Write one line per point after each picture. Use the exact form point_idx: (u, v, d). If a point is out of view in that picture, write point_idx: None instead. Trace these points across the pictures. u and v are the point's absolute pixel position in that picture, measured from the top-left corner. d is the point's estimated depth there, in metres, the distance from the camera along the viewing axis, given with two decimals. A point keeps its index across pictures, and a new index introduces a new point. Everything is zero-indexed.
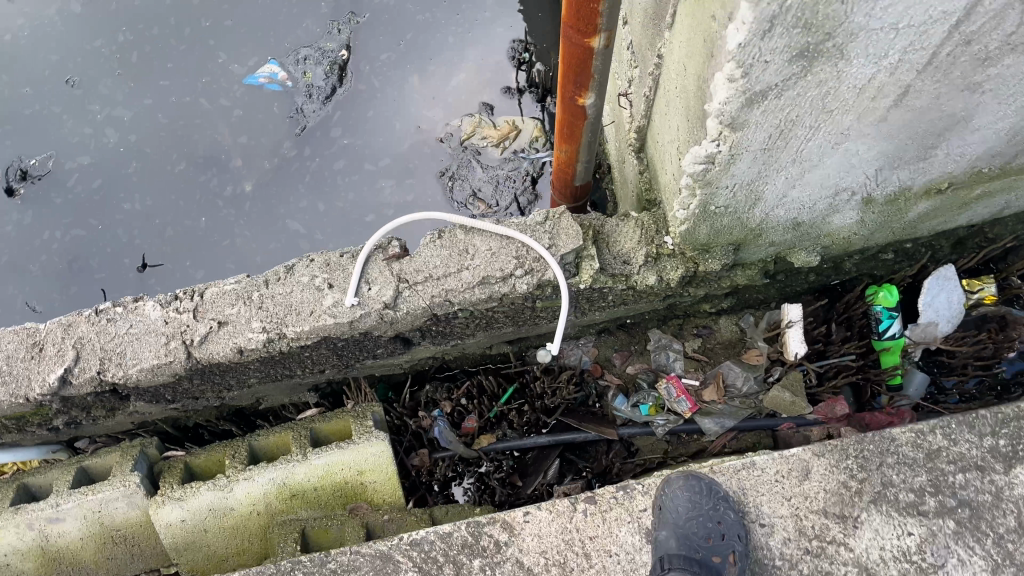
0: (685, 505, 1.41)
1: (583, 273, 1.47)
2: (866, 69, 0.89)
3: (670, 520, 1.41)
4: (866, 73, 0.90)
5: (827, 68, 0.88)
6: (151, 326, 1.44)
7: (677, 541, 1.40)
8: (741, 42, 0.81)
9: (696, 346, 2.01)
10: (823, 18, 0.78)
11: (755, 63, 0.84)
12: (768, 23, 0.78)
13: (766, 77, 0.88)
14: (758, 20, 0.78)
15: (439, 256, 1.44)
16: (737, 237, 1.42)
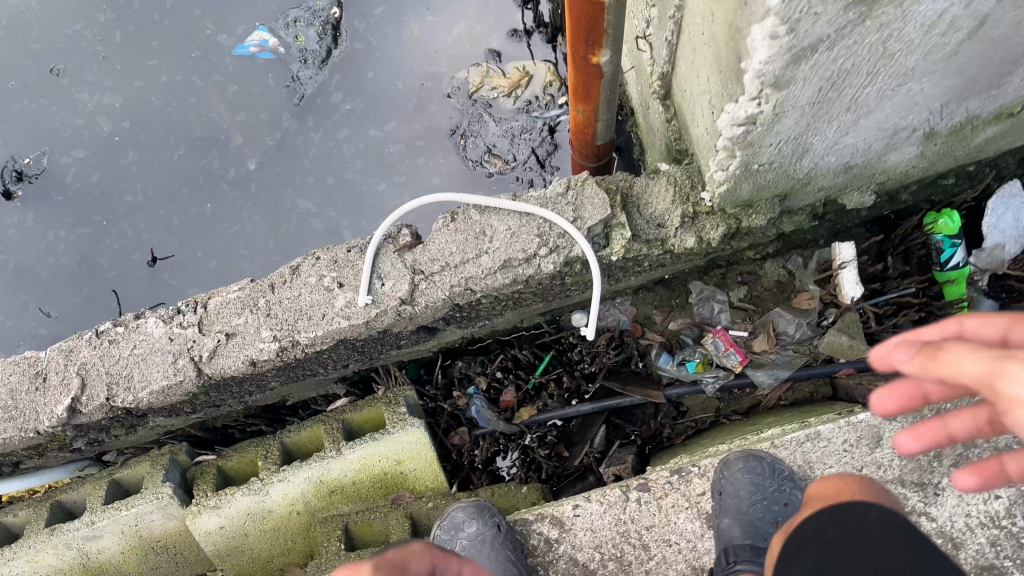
0: (750, 489, 1.32)
1: (614, 245, 1.34)
2: (936, 5, 0.74)
3: (733, 506, 1.31)
4: (936, 9, 0.75)
5: (890, 10, 0.72)
6: (156, 344, 1.35)
7: (741, 528, 1.29)
8: None
9: (742, 296, 1.87)
10: None
11: (802, 17, 0.70)
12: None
13: (816, 29, 0.73)
14: None
15: (454, 241, 1.31)
16: (783, 188, 1.27)
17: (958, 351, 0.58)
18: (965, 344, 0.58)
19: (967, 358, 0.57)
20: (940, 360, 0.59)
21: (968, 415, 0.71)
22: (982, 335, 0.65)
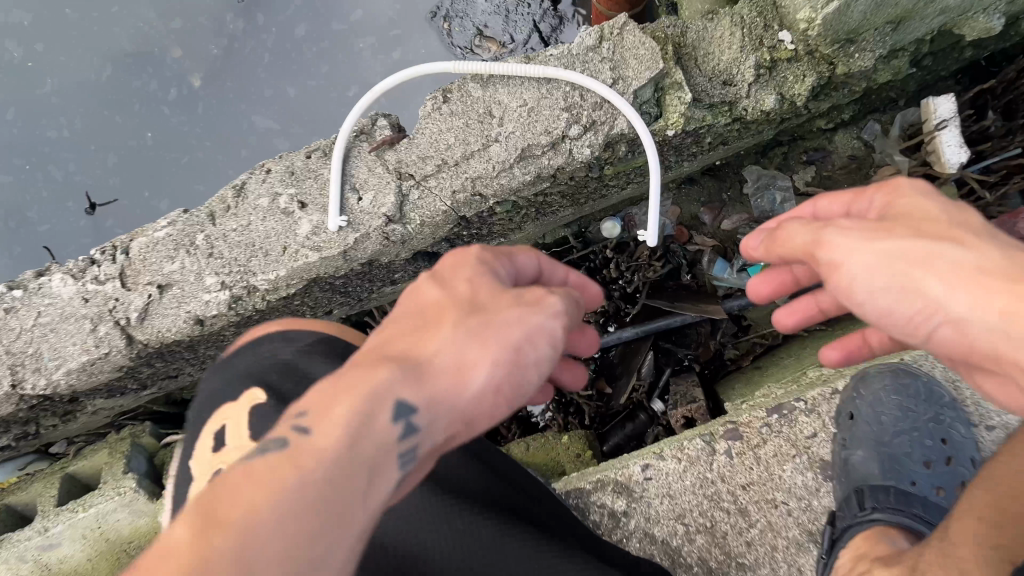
0: (889, 414, 1.01)
1: (671, 114, 0.99)
2: None
3: (867, 435, 1.00)
4: None
5: None
6: (66, 309, 1.00)
7: (879, 463, 0.98)
8: None
9: (810, 179, 1.50)
10: None
11: None
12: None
13: None
14: None
15: (452, 129, 0.96)
16: (902, 8, 0.90)
17: (788, 234, 0.69)
18: (841, 227, 0.65)
19: (853, 265, 0.63)
20: (768, 241, 0.72)
21: (839, 210, 0.74)
22: (868, 256, 0.63)
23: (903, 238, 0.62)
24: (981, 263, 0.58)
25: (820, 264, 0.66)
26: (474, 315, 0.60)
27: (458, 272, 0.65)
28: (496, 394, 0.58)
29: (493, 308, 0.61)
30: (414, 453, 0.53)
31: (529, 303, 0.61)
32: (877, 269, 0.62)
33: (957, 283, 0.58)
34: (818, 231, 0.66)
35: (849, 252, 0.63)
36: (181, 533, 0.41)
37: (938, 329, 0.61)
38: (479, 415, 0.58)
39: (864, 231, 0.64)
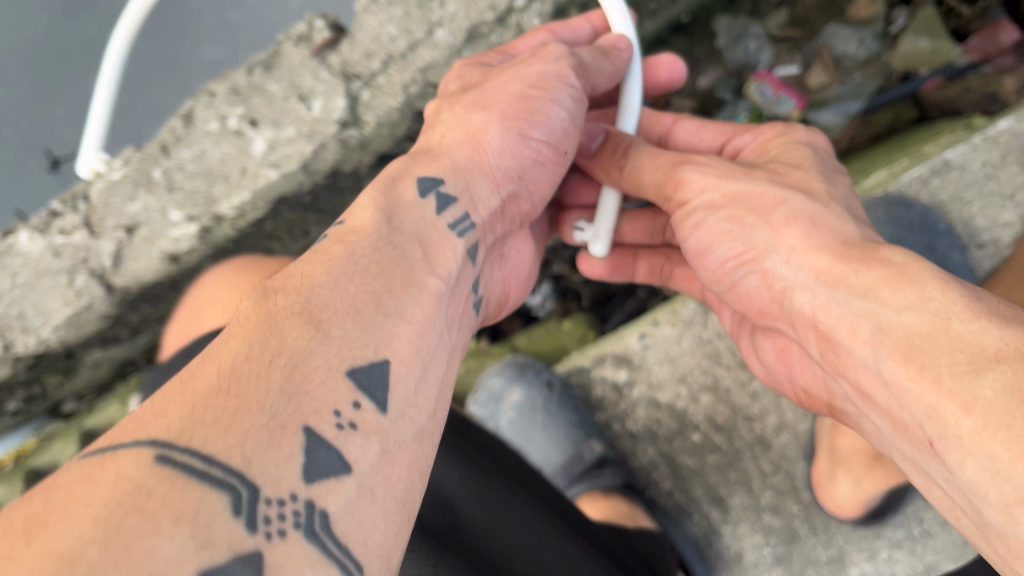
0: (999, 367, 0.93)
1: None
2: None
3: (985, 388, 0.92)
4: None
5: None
6: (39, 266, 0.99)
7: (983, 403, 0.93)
8: None
9: (782, 23, 1.46)
10: None
11: None
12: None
13: None
14: None
15: (393, 22, 0.91)
16: None
17: (643, 172, 0.80)
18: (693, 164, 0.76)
19: (708, 205, 0.74)
20: (625, 177, 0.83)
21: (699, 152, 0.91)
22: (717, 193, 0.74)
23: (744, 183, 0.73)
24: (779, 231, 0.67)
25: (679, 203, 0.78)
26: (487, 86, 0.79)
27: (456, 86, 0.84)
28: (530, 144, 0.75)
29: (487, 83, 0.79)
30: (468, 211, 0.68)
31: (534, 87, 0.77)
32: (724, 206, 0.73)
33: (715, 223, 0.74)
34: (678, 167, 0.77)
35: (706, 220, 0.74)
36: (238, 322, 0.45)
37: (753, 282, 0.70)
38: (536, 175, 0.77)
39: (717, 170, 0.75)
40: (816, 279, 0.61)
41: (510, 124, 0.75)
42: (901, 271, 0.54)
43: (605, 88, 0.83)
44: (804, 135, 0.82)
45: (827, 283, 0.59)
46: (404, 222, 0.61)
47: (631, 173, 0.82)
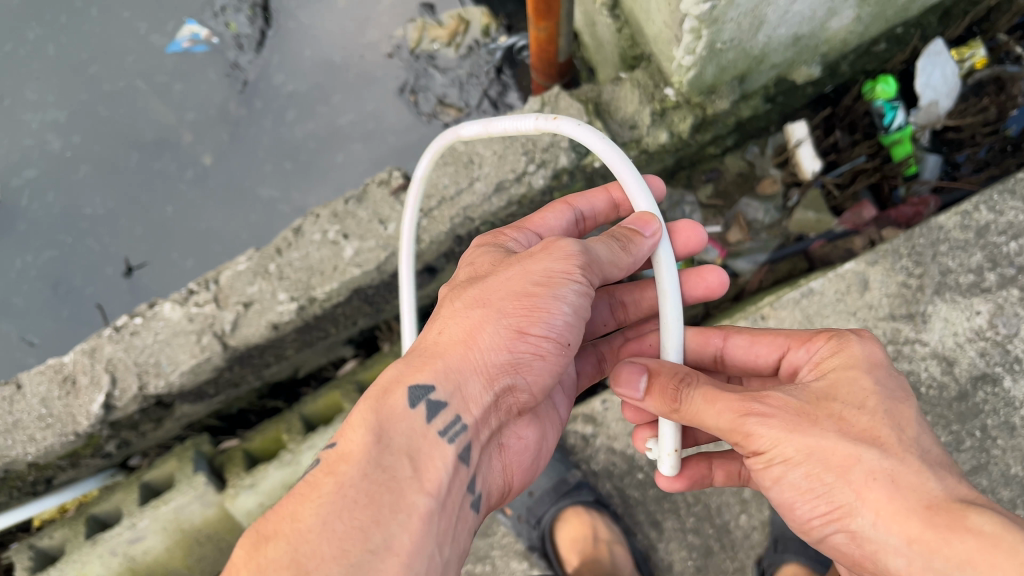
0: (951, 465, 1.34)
1: (595, 150, 1.41)
2: None
3: None
4: None
5: None
6: (176, 327, 1.38)
7: None
8: None
9: (710, 192, 1.98)
10: None
11: None
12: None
13: None
14: None
15: (446, 174, 1.36)
16: (740, 69, 1.37)
17: (702, 414, 1.00)
18: (762, 421, 0.95)
19: (787, 453, 0.94)
20: (682, 412, 1.02)
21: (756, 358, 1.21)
22: (798, 449, 0.93)
23: (811, 437, 0.93)
24: (864, 489, 0.89)
25: (754, 447, 0.97)
26: (492, 293, 1.07)
27: (470, 269, 1.16)
28: (524, 340, 1.05)
29: (491, 280, 1.10)
30: (458, 413, 1.02)
31: (536, 287, 1.06)
32: (800, 460, 0.93)
33: (800, 471, 0.93)
34: (736, 413, 0.96)
35: (791, 467, 0.94)
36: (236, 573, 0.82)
37: (840, 538, 0.93)
38: (531, 362, 1.08)
39: (780, 422, 0.95)
40: (906, 546, 0.85)
41: (506, 325, 1.05)
42: (995, 542, 0.79)
43: (618, 271, 1.12)
44: (858, 351, 1.02)
45: (922, 550, 0.84)
46: (394, 436, 0.97)
47: (699, 416, 1.00)
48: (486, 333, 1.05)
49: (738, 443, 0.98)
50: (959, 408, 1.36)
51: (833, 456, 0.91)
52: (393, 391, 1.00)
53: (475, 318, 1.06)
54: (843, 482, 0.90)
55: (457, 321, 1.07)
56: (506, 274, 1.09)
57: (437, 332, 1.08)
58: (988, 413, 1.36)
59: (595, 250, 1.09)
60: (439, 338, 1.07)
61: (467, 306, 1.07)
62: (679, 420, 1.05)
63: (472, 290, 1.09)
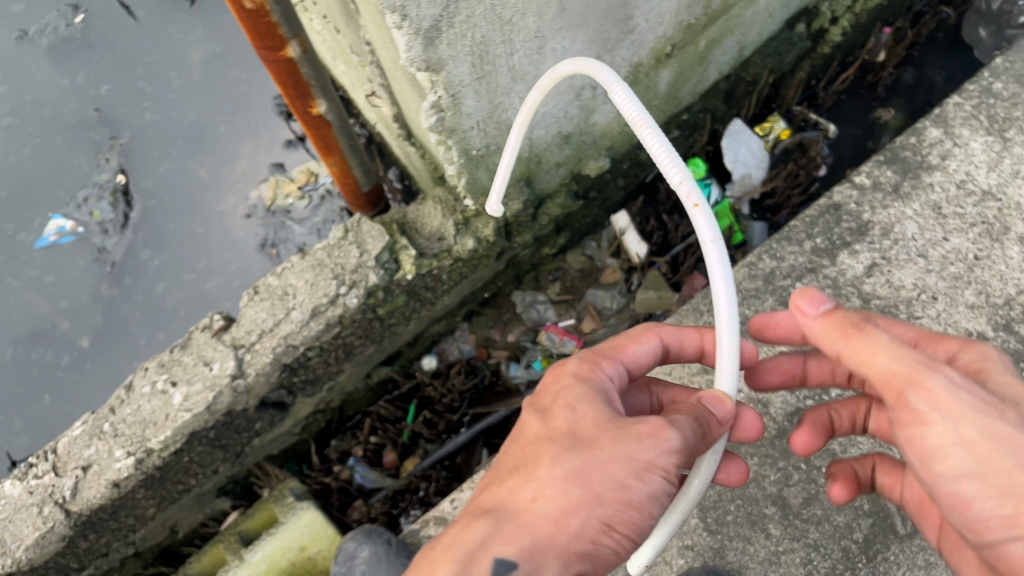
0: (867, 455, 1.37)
1: (405, 265, 1.50)
2: None
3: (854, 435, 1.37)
4: None
5: None
6: (19, 503, 1.42)
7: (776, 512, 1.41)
8: None
9: (558, 289, 2.11)
10: None
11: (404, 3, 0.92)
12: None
13: (425, 12, 0.95)
14: None
15: (264, 309, 1.45)
16: (520, 171, 1.51)
17: (877, 356, 0.87)
18: (948, 381, 0.84)
19: (954, 439, 0.82)
20: (853, 347, 0.90)
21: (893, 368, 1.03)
22: (965, 437, 0.82)
23: (984, 417, 0.82)
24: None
25: (911, 410, 0.85)
26: (590, 468, 0.83)
27: (560, 405, 0.90)
28: (611, 535, 0.83)
29: (593, 443, 0.85)
30: None
31: (638, 474, 0.82)
32: (950, 425, 0.82)
33: (958, 457, 0.83)
34: (920, 375, 0.84)
35: (946, 448, 0.83)
36: None
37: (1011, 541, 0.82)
38: (609, 557, 0.84)
39: (967, 397, 0.83)
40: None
41: (601, 516, 0.82)
42: None
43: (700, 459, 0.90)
44: (994, 353, 0.94)
45: None
46: None
47: (874, 368, 0.87)
48: (573, 526, 0.81)
49: (886, 398, 0.87)
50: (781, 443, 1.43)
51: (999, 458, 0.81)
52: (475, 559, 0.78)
53: (567, 495, 0.82)
54: (1005, 467, 0.80)
55: (536, 492, 0.82)
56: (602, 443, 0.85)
57: (510, 489, 0.84)
58: None
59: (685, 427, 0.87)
60: (508, 512, 0.82)
61: (549, 473, 0.83)
62: (828, 344, 0.93)
63: (566, 450, 0.85)
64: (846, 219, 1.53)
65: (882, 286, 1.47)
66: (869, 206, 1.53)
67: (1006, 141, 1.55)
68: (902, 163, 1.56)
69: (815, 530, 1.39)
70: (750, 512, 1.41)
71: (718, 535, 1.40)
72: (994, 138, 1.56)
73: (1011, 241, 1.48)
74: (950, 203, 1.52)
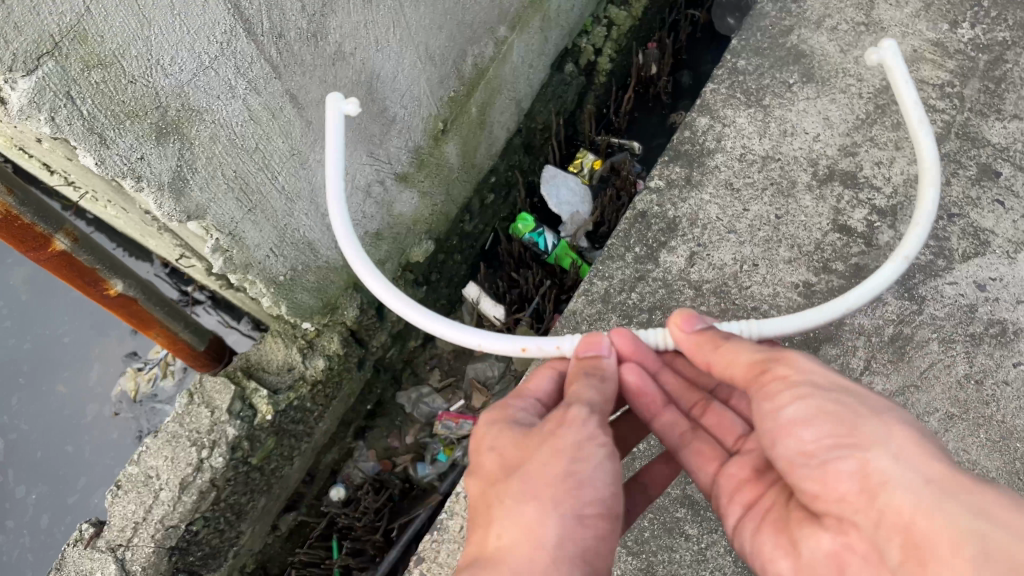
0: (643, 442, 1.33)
1: (262, 408, 1.48)
2: (231, 105, 1.05)
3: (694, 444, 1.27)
4: (234, 108, 1.06)
5: (199, 128, 1.03)
6: None
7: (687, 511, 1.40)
8: (97, 160, 0.95)
9: (439, 376, 2.10)
10: (133, 101, 0.94)
11: (134, 166, 0.99)
12: (92, 135, 0.92)
13: (159, 167, 1.02)
14: (83, 137, 0.92)
15: (131, 500, 1.41)
16: (343, 280, 1.53)
17: (739, 352, 0.95)
18: (808, 361, 0.90)
19: (811, 385, 0.86)
20: (721, 352, 0.98)
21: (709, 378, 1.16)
22: (820, 382, 0.87)
23: (849, 390, 0.86)
24: (891, 433, 0.81)
25: (771, 380, 0.89)
26: (583, 503, 0.85)
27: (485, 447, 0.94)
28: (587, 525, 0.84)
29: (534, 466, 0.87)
30: None
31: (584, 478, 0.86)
32: (807, 396, 0.86)
33: (807, 404, 0.85)
34: (782, 351, 0.91)
35: (799, 396, 0.86)
36: None
37: (846, 466, 0.81)
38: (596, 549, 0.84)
39: (825, 368, 0.89)
40: (922, 484, 0.76)
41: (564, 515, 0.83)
42: (967, 489, 0.75)
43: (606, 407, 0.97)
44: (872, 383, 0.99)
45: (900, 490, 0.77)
46: None
47: (744, 358, 0.94)
48: (597, 562, 0.84)
49: (753, 383, 0.92)
50: None
51: (849, 415, 0.83)
52: None
53: (588, 540, 0.83)
54: (858, 423, 0.82)
55: (568, 560, 0.81)
56: (580, 470, 0.86)
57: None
58: None
59: (590, 402, 0.96)
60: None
61: (569, 531, 0.83)
62: (704, 350, 1.00)
63: (561, 499, 0.84)
64: (655, 222, 1.61)
65: (706, 270, 1.55)
66: (671, 203, 1.62)
67: (766, 109, 1.69)
68: (686, 156, 1.67)
69: None
70: (665, 520, 1.39)
71: (642, 555, 1.37)
72: (755, 109, 1.69)
73: (801, 191, 1.60)
74: (738, 177, 1.63)
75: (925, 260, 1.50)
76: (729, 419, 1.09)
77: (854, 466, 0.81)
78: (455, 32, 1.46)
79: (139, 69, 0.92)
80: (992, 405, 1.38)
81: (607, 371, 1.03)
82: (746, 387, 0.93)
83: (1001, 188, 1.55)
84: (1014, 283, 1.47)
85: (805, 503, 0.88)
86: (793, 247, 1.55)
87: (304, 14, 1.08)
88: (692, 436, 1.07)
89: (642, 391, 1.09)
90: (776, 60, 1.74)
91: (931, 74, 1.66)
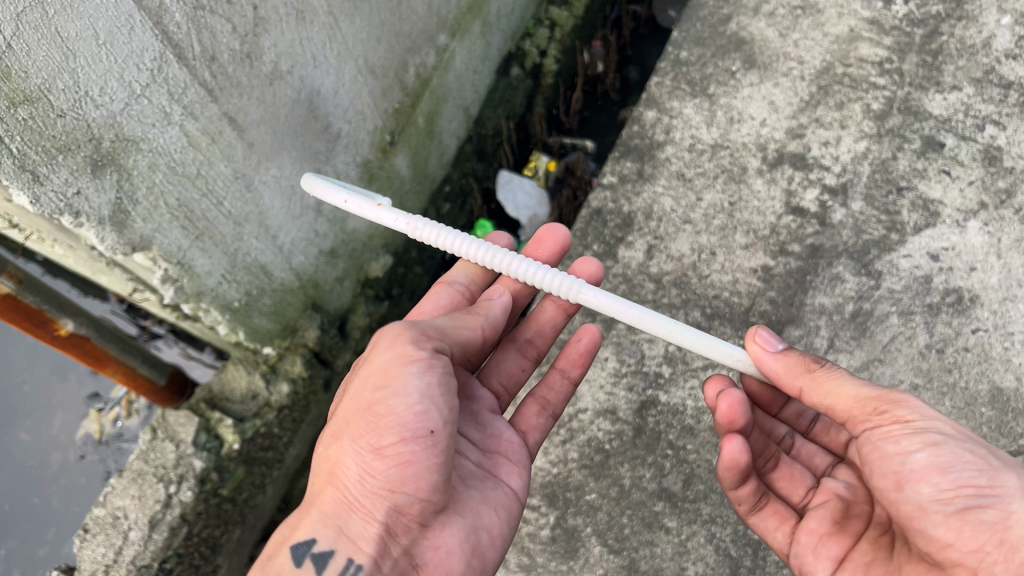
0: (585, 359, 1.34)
1: (228, 436, 1.46)
2: (167, 132, 1.03)
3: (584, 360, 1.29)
4: (170, 135, 1.04)
5: (136, 158, 1.01)
6: None
7: (666, 504, 1.39)
8: (31, 198, 0.93)
9: None
10: (63, 135, 0.91)
11: (70, 202, 0.96)
12: (24, 172, 0.90)
13: (98, 201, 0.99)
14: (12, 174, 0.89)
15: (101, 543, 1.38)
16: (301, 302, 1.51)
17: (841, 384, 0.97)
18: (926, 404, 0.92)
19: (938, 432, 0.88)
20: (816, 381, 1.00)
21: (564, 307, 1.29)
22: (947, 430, 0.88)
23: (971, 438, 0.88)
24: None
25: (891, 416, 0.91)
26: (382, 437, 0.93)
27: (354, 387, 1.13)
28: (384, 455, 0.92)
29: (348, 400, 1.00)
30: (347, 556, 0.93)
31: (379, 393, 0.95)
32: (934, 442, 0.87)
33: (936, 453, 0.86)
34: (888, 392, 0.93)
35: (928, 440, 0.87)
36: None
37: (987, 517, 0.85)
38: (405, 474, 0.92)
39: (937, 411, 0.91)
40: None
41: (363, 450, 0.94)
42: None
43: (472, 334, 1.09)
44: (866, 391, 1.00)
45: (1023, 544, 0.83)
46: None
47: (851, 391, 0.96)
48: (409, 487, 0.93)
49: (866, 417, 0.93)
50: (644, 440, 1.43)
51: (977, 465, 0.86)
52: (279, 552, 0.95)
53: (391, 470, 0.92)
54: (988, 474, 0.86)
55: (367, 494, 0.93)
56: (381, 400, 0.94)
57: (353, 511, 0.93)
58: (666, 430, 1.43)
59: (437, 325, 1.06)
60: (372, 529, 0.93)
61: (369, 465, 0.93)
62: (802, 383, 1.02)
63: (361, 435, 0.95)
64: (610, 218, 1.61)
65: (664, 263, 1.55)
66: (625, 199, 1.63)
67: (711, 98, 1.70)
68: (636, 151, 1.68)
69: (706, 505, 1.38)
70: (643, 516, 1.39)
71: (624, 553, 1.37)
72: (701, 99, 1.70)
73: (753, 176, 1.61)
74: (689, 167, 1.64)
75: (878, 236, 1.51)
76: (796, 472, 1.17)
77: (991, 513, 0.85)
78: (394, 43, 1.45)
79: (67, 102, 0.90)
80: (954, 373, 1.40)
81: (484, 309, 1.14)
82: (850, 419, 0.96)
83: (946, 158, 1.58)
84: (967, 251, 1.49)
85: (922, 546, 0.91)
86: (749, 232, 1.55)
87: (235, 35, 1.06)
88: (765, 499, 1.15)
89: (739, 465, 1.07)
90: (718, 49, 1.75)
91: (870, 52, 1.68)
